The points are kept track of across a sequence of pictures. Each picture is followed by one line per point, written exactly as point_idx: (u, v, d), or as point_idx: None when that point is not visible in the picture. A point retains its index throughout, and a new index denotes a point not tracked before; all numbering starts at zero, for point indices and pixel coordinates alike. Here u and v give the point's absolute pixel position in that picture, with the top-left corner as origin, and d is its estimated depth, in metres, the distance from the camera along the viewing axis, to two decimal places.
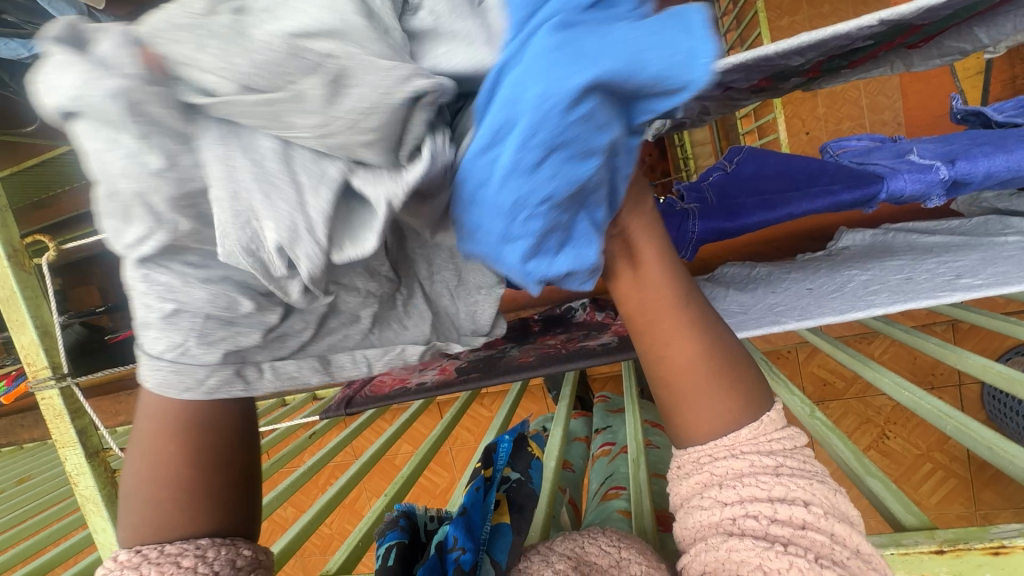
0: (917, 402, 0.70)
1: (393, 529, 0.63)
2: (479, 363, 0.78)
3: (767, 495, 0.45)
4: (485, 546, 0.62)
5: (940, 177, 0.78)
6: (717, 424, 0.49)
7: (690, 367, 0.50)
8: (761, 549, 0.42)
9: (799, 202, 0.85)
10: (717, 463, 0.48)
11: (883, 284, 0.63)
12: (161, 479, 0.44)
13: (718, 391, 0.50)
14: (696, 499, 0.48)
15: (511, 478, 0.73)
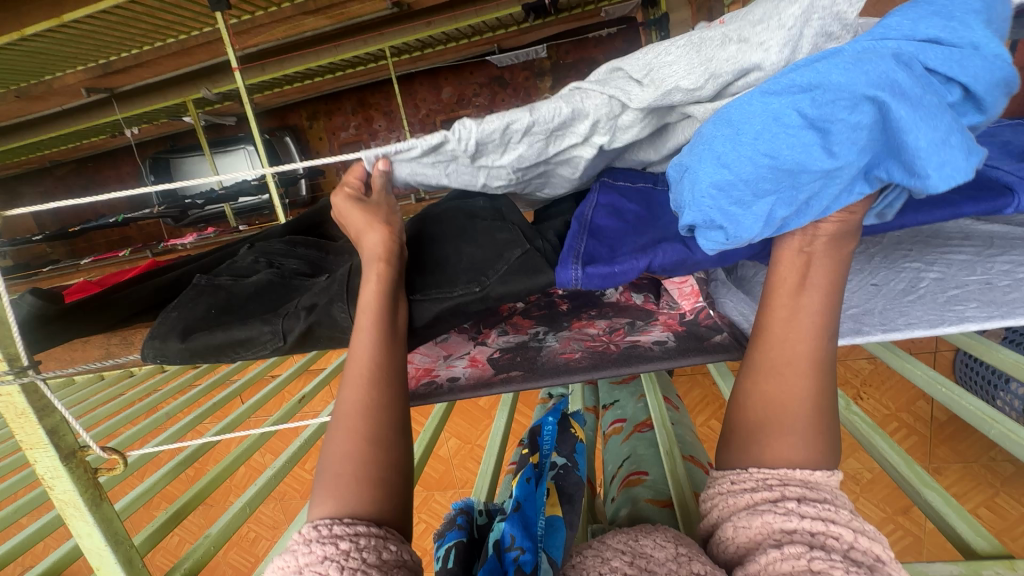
0: (955, 400, 0.71)
1: (447, 528, 0.52)
2: (512, 352, 0.67)
3: (846, 522, 0.43)
4: (543, 544, 0.50)
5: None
6: (793, 459, 0.49)
7: (800, 369, 0.51)
8: (846, 565, 0.39)
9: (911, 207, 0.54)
10: (791, 484, 0.46)
11: (964, 289, 0.59)
12: (347, 456, 0.51)
13: (805, 427, 0.50)
14: (765, 506, 0.45)
15: (557, 463, 0.61)
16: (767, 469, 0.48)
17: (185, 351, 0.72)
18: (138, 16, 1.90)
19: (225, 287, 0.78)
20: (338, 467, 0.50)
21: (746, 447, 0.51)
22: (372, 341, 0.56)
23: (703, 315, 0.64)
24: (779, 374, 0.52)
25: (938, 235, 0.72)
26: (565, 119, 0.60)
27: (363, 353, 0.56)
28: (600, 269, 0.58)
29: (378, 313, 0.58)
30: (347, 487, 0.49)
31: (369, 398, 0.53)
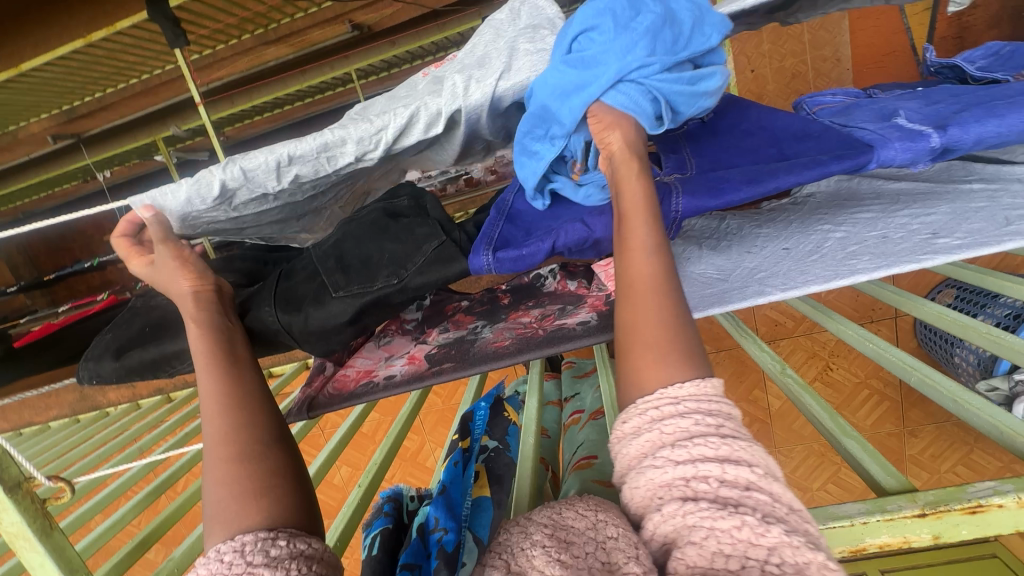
0: (881, 353, 0.74)
1: (378, 517, 0.62)
2: (448, 347, 0.69)
3: (715, 453, 0.44)
4: (467, 522, 0.60)
5: (930, 145, 0.54)
6: (666, 378, 0.50)
7: (645, 289, 0.55)
8: (712, 512, 0.41)
9: (786, 169, 0.56)
10: (665, 424, 0.47)
11: (861, 245, 0.62)
12: (220, 481, 0.52)
13: (666, 347, 0.52)
14: (647, 460, 0.47)
15: (489, 447, 0.74)
16: (651, 398, 0.49)
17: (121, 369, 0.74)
18: (96, 58, 1.95)
19: (161, 305, 0.79)
20: (215, 493, 0.51)
21: (628, 370, 0.53)
22: (215, 374, 0.60)
23: None
24: (632, 303, 0.56)
25: (852, 201, 0.75)
26: (329, 147, 0.60)
27: (209, 388, 0.59)
28: (509, 253, 0.62)
29: (209, 351, 0.62)
30: (229, 508, 0.50)
31: (224, 420, 0.56)
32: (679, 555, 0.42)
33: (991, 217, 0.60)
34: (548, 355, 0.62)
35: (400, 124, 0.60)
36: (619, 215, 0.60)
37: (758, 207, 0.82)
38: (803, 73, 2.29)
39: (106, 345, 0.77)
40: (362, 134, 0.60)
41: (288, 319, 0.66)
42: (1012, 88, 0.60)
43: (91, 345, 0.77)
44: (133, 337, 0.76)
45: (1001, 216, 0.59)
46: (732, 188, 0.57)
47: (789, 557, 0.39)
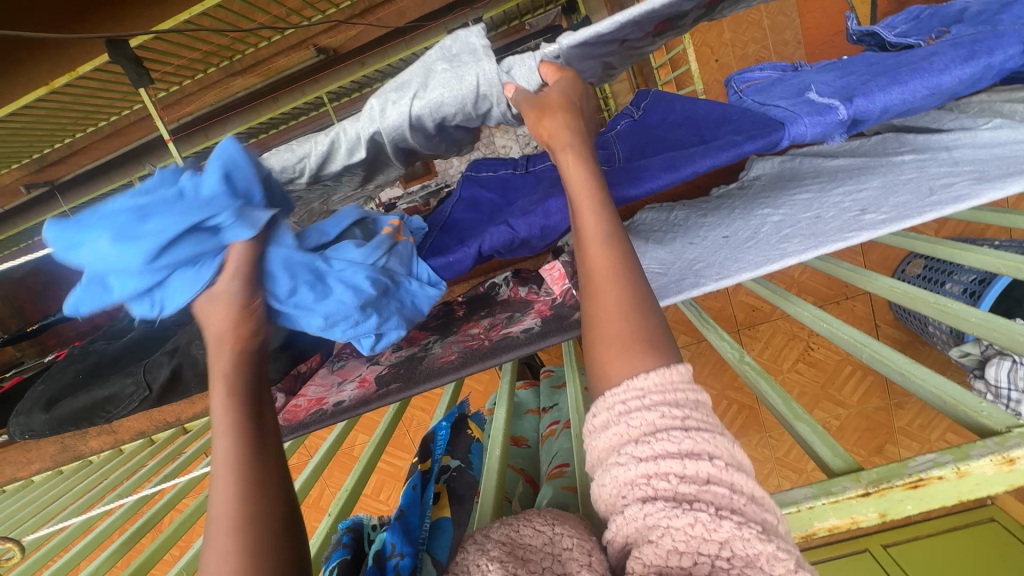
0: (833, 332, 0.74)
1: (336, 549, 0.59)
2: (398, 366, 0.69)
3: (678, 448, 0.42)
4: (424, 544, 0.59)
5: (839, 117, 0.58)
6: (630, 367, 0.48)
7: (607, 278, 0.53)
8: (667, 511, 0.40)
9: (702, 153, 0.60)
10: (631, 420, 0.45)
11: (795, 227, 0.65)
12: (225, 510, 0.43)
13: (634, 337, 0.50)
14: (614, 458, 0.45)
15: (450, 467, 0.73)
16: (616, 391, 0.47)
17: (52, 419, 0.83)
18: (62, 104, 1.94)
19: (95, 351, 0.89)
20: (222, 510, 0.43)
21: (597, 362, 0.51)
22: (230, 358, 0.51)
23: (568, 296, 0.68)
24: (592, 292, 0.54)
25: (794, 181, 0.75)
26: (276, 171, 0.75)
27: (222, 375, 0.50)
28: (438, 262, 0.72)
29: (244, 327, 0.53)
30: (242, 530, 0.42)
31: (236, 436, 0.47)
32: (638, 555, 0.41)
33: (916, 188, 0.62)
34: (494, 364, 0.63)
35: (327, 145, 0.74)
36: (542, 215, 0.68)
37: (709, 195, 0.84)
38: (766, 59, 2.33)
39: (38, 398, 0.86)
40: (297, 153, 0.74)
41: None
42: (916, 55, 0.64)
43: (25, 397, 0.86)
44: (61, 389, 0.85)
45: (926, 186, 0.62)
46: (651, 175, 0.61)
47: (741, 549, 0.38)
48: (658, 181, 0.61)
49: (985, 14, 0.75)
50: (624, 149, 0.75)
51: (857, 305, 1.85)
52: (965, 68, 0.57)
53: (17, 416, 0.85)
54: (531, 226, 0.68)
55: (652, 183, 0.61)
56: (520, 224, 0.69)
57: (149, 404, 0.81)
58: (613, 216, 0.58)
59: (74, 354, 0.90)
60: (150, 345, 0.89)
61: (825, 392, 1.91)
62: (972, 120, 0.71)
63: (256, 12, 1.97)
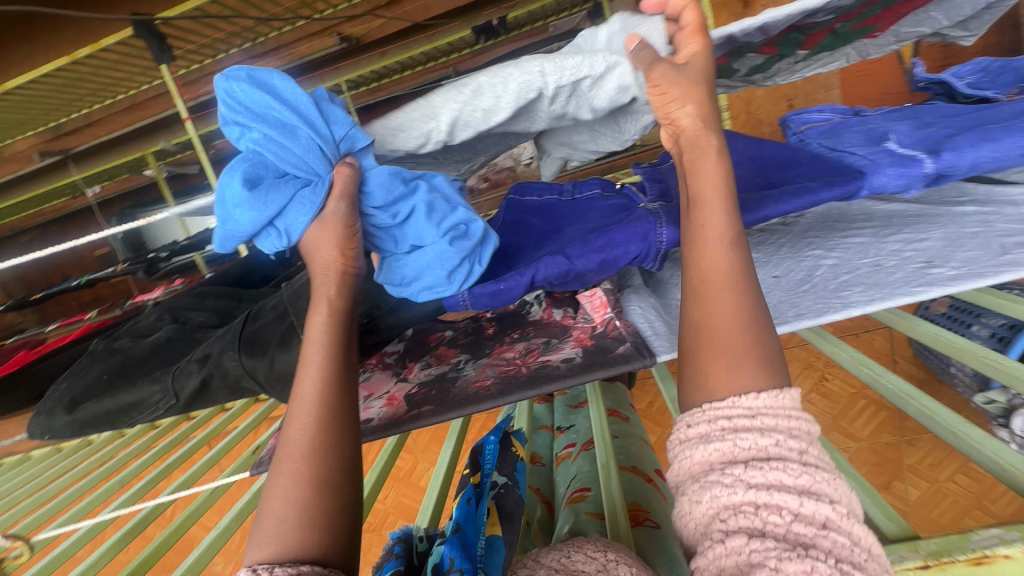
0: (877, 380, 0.71)
1: (388, 560, 0.59)
2: (428, 387, 0.66)
3: (794, 482, 0.42)
4: (481, 562, 0.58)
5: (924, 171, 0.55)
6: (743, 386, 0.49)
7: (724, 284, 0.53)
8: (779, 551, 0.39)
9: (774, 198, 0.57)
10: (742, 436, 0.45)
11: (854, 274, 0.62)
12: (287, 503, 0.51)
13: (742, 350, 0.50)
14: (715, 476, 0.45)
15: (497, 483, 0.69)
16: (717, 407, 0.48)
17: (74, 423, 0.80)
18: (80, 75, 1.92)
19: (122, 349, 0.88)
20: (282, 513, 0.50)
21: (700, 374, 0.51)
22: (319, 385, 0.58)
23: (611, 325, 0.65)
24: (703, 301, 0.54)
25: (843, 222, 0.74)
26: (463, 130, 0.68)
27: (310, 395, 0.57)
28: (486, 289, 0.67)
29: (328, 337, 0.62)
30: (296, 532, 0.49)
31: (315, 432, 0.55)
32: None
33: (985, 244, 0.60)
34: (532, 395, 0.60)
35: None
36: (602, 247, 0.62)
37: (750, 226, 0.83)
38: (793, 78, 2.30)
39: (60, 398, 0.83)
40: None
41: (252, 361, 0.71)
42: (998, 113, 0.62)
43: (47, 398, 0.84)
44: (86, 389, 0.83)
45: (996, 244, 0.59)
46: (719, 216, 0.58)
47: None
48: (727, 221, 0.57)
49: None
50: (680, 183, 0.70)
51: (876, 339, 1.82)
52: None
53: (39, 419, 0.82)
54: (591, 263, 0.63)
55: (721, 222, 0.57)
56: (580, 258, 0.62)
57: (175, 411, 0.77)
58: (735, 226, 0.57)
59: (95, 357, 0.88)
60: (177, 347, 0.87)
61: (835, 423, 1.88)
62: None
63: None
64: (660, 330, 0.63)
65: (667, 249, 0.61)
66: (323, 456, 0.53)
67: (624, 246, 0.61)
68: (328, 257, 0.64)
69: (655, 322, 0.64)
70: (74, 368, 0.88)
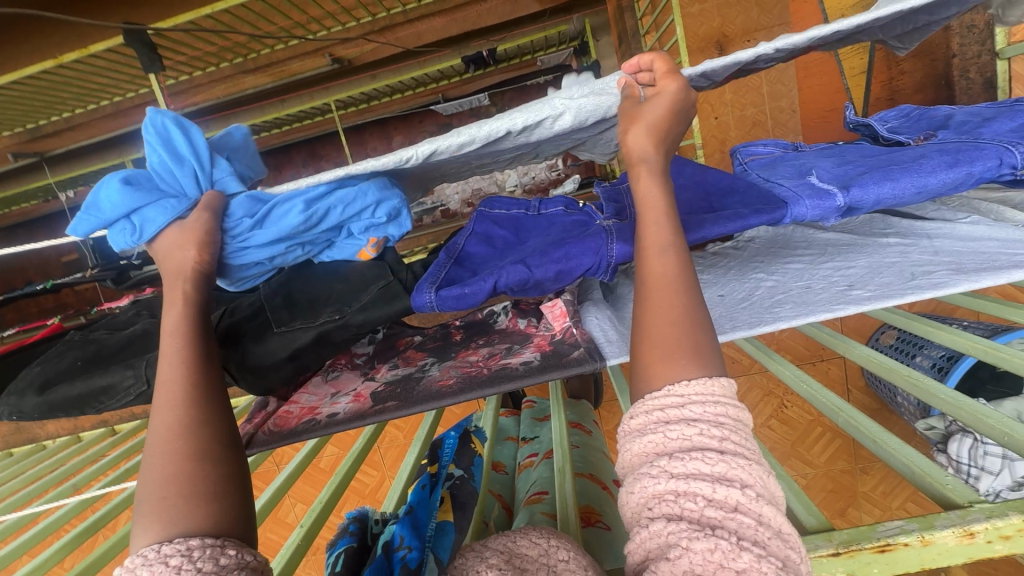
0: (813, 394, 0.77)
1: (342, 537, 0.61)
2: (394, 385, 0.69)
3: (711, 470, 0.44)
4: (430, 543, 0.60)
5: (836, 204, 0.62)
6: (678, 376, 0.52)
7: (663, 283, 0.57)
8: (689, 532, 0.42)
9: (710, 222, 0.64)
10: (670, 428, 0.47)
11: (787, 293, 0.68)
12: (164, 480, 0.52)
13: (680, 344, 0.53)
14: (646, 467, 0.47)
15: (454, 475, 0.73)
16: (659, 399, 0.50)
17: (44, 406, 0.81)
18: (63, 79, 1.93)
19: (98, 340, 0.87)
20: (160, 491, 0.51)
21: (646, 368, 0.54)
22: (176, 366, 0.60)
23: (568, 333, 0.70)
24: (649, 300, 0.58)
25: (786, 251, 0.81)
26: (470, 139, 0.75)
27: (172, 378, 0.59)
28: (451, 291, 0.67)
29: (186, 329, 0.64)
30: (170, 508, 0.50)
31: (182, 414, 0.57)
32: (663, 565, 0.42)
33: (900, 271, 0.67)
34: (491, 394, 0.63)
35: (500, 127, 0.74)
36: (559, 258, 0.66)
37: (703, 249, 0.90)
38: (762, 121, 2.44)
39: (32, 380, 0.83)
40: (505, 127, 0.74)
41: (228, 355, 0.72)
42: (910, 154, 0.70)
43: (17, 381, 0.84)
44: (61, 371, 0.83)
45: (909, 271, 0.66)
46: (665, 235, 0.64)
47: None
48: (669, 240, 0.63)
49: (970, 121, 0.84)
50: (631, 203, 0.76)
51: (831, 368, 1.91)
52: (950, 173, 0.63)
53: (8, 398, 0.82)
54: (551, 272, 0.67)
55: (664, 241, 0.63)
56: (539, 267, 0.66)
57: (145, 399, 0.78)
58: (672, 233, 0.61)
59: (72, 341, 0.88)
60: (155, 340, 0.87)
61: (794, 449, 1.95)
62: (955, 216, 0.79)
63: (276, 17, 2.04)
64: (613, 338, 0.67)
65: (618, 263, 0.66)
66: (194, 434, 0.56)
67: (578, 259, 0.66)
68: (179, 265, 0.66)
69: (610, 331, 0.69)
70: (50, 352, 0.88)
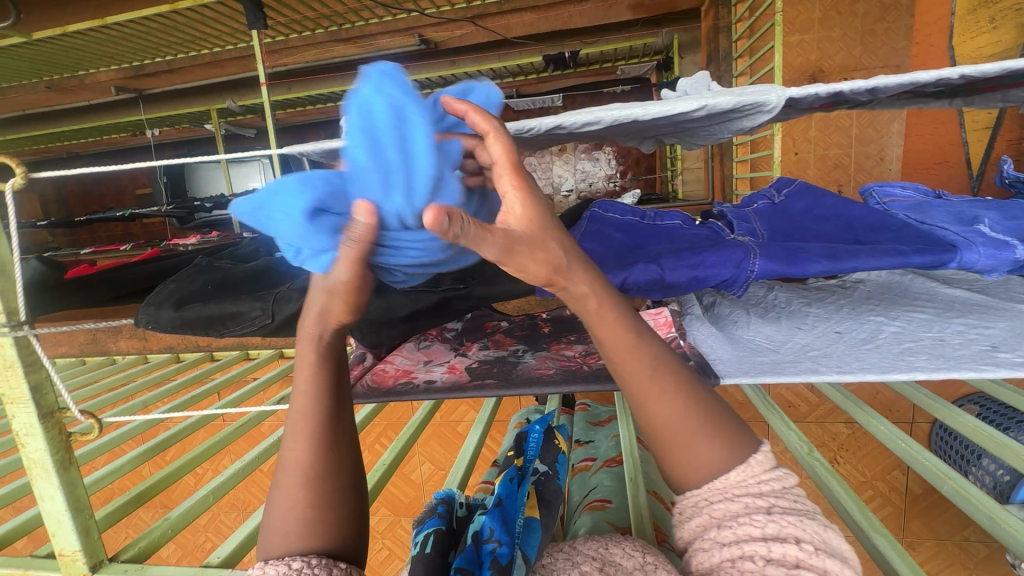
0: (915, 457, 0.72)
1: (431, 517, 0.63)
2: (490, 364, 0.69)
3: (762, 532, 0.46)
4: (519, 540, 0.59)
5: (1014, 257, 0.59)
6: (706, 463, 0.51)
7: (646, 387, 0.52)
8: None
9: (868, 252, 0.59)
10: (715, 504, 0.50)
11: (918, 343, 0.63)
12: (290, 517, 0.54)
13: (691, 438, 0.52)
14: (699, 541, 0.49)
15: (539, 471, 0.75)
16: (709, 485, 0.51)
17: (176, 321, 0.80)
18: (174, 25, 2.05)
19: (224, 269, 0.89)
20: (284, 528, 0.53)
21: (677, 468, 0.53)
22: (314, 379, 0.56)
23: (674, 343, 0.68)
24: (644, 405, 0.54)
25: (905, 297, 0.77)
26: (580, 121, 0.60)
27: (302, 424, 0.56)
28: None
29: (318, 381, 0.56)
30: (291, 544, 0.53)
31: (309, 456, 0.55)
32: None
33: None
34: (596, 390, 0.62)
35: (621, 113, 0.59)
36: (695, 265, 0.63)
37: (805, 283, 0.87)
38: (847, 163, 2.34)
39: (167, 295, 0.83)
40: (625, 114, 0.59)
41: None
42: None
43: (154, 293, 0.84)
44: (194, 291, 0.83)
45: None
46: (812, 259, 0.60)
47: None
48: (817, 266, 0.59)
49: None
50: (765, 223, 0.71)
51: None
52: None
53: (145, 308, 0.81)
54: (682, 275, 0.63)
55: (812, 267, 0.59)
56: (674, 270, 0.63)
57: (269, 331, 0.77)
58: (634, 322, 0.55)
59: (207, 266, 0.90)
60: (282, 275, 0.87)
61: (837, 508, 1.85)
62: None
63: None
64: (726, 358, 0.63)
65: (756, 280, 0.61)
66: (318, 482, 0.55)
67: (716, 269, 0.62)
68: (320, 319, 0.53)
69: (720, 348, 0.66)
70: (186, 271, 0.89)
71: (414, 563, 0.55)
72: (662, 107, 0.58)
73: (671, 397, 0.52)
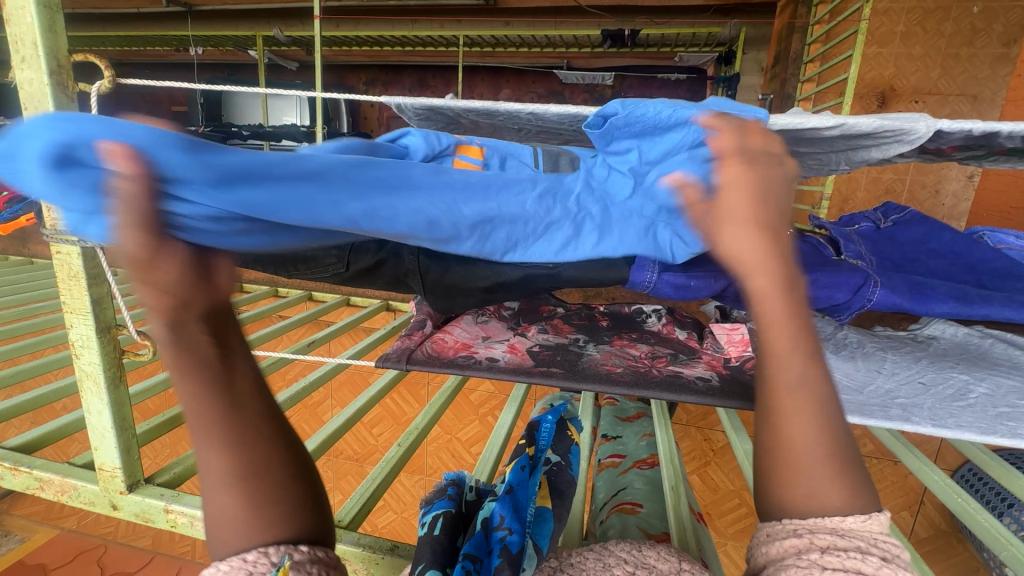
0: (972, 516, 0.70)
1: (441, 499, 0.56)
2: (553, 352, 0.67)
3: (875, 572, 0.32)
4: (530, 528, 0.53)
5: None
6: (829, 502, 0.36)
7: (788, 369, 0.37)
8: None
9: (1001, 302, 0.60)
10: (817, 527, 0.35)
11: (1016, 409, 0.58)
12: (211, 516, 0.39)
13: (820, 459, 0.36)
14: (787, 561, 0.34)
15: (551, 459, 0.66)
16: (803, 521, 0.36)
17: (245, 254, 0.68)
18: None
19: None
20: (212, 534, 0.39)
21: (778, 489, 0.37)
22: (186, 383, 0.40)
23: (749, 362, 0.66)
24: (774, 400, 0.38)
25: (979, 361, 0.69)
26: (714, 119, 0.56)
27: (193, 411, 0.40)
28: (675, 280, 0.63)
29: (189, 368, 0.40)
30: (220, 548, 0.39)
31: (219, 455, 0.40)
32: None
33: None
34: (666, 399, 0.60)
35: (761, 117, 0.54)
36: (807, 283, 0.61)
37: (871, 328, 0.80)
38: None
39: None
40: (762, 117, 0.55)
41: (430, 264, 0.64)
42: None
43: None
44: None
45: None
46: (939, 298, 0.61)
47: None
48: (947, 307, 0.60)
49: None
50: (875, 254, 0.71)
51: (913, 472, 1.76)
52: None
53: None
54: (792, 291, 0.61)
55: (939, 307, 0.60)
56: None
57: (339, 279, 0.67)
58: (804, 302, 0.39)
59: None
60: None
61: None
62: None
63: None
64: None
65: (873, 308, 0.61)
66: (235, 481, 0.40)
67: (829, 292, 0.60)
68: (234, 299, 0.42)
69: None
70: None
71: (419, 553, 0.48)
72: (795, 118, 0.54)
73: (808, 398, 0.37)
